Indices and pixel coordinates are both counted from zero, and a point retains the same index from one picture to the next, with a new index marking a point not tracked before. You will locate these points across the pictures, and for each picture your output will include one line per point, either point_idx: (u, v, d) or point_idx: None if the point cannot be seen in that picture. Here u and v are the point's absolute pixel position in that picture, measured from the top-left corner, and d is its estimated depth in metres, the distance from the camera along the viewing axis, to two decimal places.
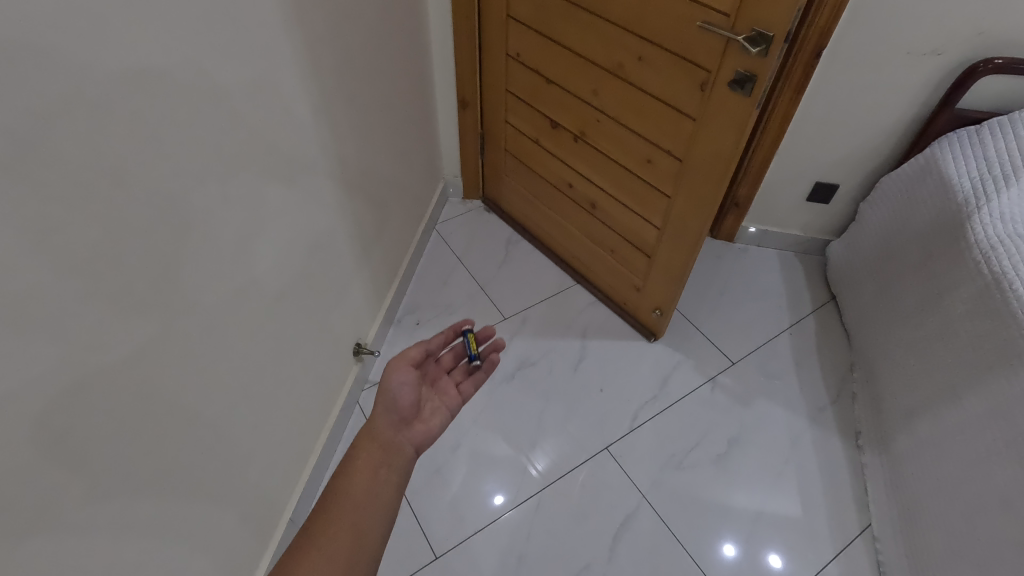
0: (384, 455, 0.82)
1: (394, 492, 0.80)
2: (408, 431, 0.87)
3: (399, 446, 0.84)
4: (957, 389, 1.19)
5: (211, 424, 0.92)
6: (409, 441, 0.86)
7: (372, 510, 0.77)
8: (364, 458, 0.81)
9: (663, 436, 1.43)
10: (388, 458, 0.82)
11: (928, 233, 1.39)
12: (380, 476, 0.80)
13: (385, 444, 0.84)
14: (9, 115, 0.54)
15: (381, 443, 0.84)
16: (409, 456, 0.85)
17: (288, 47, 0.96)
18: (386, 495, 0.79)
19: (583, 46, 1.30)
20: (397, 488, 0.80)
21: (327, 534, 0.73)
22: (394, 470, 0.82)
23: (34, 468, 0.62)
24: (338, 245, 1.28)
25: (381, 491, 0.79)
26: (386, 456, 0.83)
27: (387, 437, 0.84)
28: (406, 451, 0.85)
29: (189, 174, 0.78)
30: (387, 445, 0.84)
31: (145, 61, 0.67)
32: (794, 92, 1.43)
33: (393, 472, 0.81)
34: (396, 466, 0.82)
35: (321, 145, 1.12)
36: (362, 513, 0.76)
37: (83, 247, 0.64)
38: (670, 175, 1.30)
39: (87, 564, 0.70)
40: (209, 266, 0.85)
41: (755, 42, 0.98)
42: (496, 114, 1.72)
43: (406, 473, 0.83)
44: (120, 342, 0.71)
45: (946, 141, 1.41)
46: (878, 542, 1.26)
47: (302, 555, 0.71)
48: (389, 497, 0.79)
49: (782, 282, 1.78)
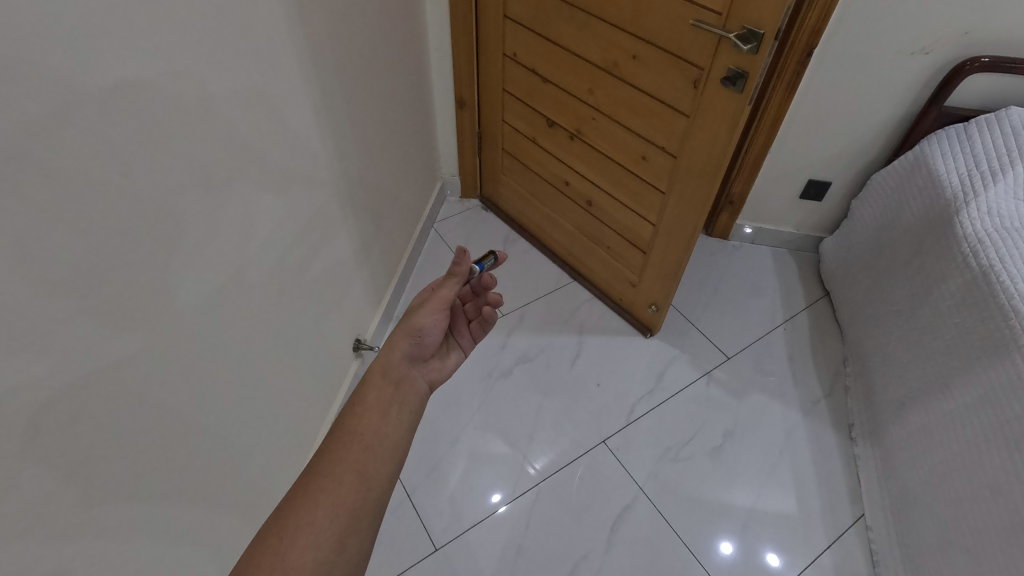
0: (395, 392, 0.83)
1: (402, 434, 0.80)
2: (421, 367, 0.90)
3: (413, 380, 0.87)
4: (947, 380, 1.21)
5: (212, 415, 0.93)
6: (421, 377, 0.89)
7: (381, 451, 0.76)
8: (374, 394, 0.82)
9: (660, 430, 1.45)
10: (402, 392, 0.84)
11: (918, 228, 1.42)
12: (389, 415, 0.80)
13: (399, 376, 0.85)
14: (20, 107, 0.55)
15: (395, 375, 0.85)
16: (420, 392, 0.87)
17: (287, 44, 0.98)
18: (395, 437, 0.79)
19: (579, 46, 1.32)
20: (405, 431, 0.80)
21: (335, 473, 0.72)
22: (403, 410, 0.82)
23: (41, 457, 0.63)
24: (338, 242, 1.29)
25: (389, 432, 0.79)
26: (396, 394, 0.83)
27: (402, 369, 0.86)
28: (417, 385, 0.87)
29: (190, 169, 0.79)
30: (400, 379, 0.85)
31: (146, 57, 0.69)
32: (785, 91, 1.46)
33: (402, 410, 0.82)
34: (407, 402, 0.83)
35: (321, 141, 1.15)
36: (371, 454, 0.76)
37: (89, 236, 0.65)
38: (665, 171, 1.32)
39: (94, 551, 0.71)
40: (209, 259, 0.86)
41: (746, 40, 1.00)
42: (494, 113, 1.74)
43: (413, 414, 0.83)
44: (124, 331, 0.72)
45: (935, 138, 1.44)
46: (871, 531, 1.28)
47: (310, 492, 0.70)
48: (398, 439, 0.79)
49: (776, 278, 1.80)
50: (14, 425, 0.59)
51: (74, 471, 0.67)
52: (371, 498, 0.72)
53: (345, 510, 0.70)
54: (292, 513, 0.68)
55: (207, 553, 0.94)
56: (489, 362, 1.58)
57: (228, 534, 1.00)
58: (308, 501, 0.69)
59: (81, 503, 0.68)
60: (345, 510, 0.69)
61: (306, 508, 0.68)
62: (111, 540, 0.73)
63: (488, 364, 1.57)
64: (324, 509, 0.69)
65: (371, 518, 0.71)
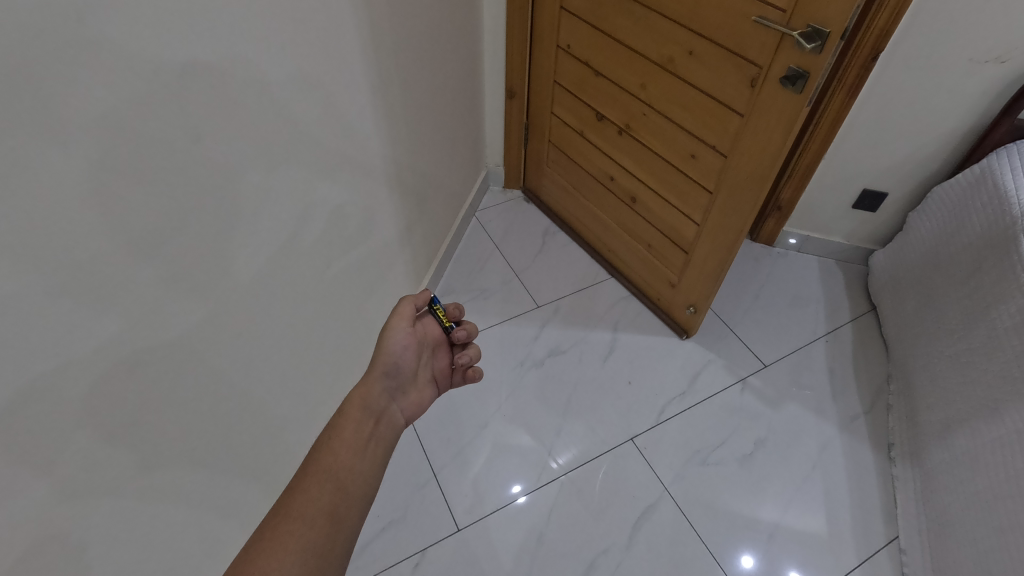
0: (374, 427, 0.83)
1: (376, 474, 0.78)
2: (399, 399, 0.90)
3: (390, 415, 0.86)
4: (1002, 404, 1.16)
5: (252, 383, 0.96)
6: (400, 410, 0.89)
7: (352, 492, 0.75)
8: (352, 429, 0.80)
9: (690, 433, 1.43)
10: (380, 429, 0.84)
11: (979, 244, 1.35)
12: (364, 451, 0.79)
13: (377, 410, 0.85)
14: (108, 68, 0.59)
15: (373, 409, 0.84)
16: (398, 426, 0.87)
17: (352, 26, 1.01)
18: (368, 475, 0.77)
19: (634, 40, 1.31)
20: (378, 468, 0.79)
21: (307, 516, 0.70)
22: (378, 446, 0.81)
23: (101, 406, 0.67)
24: (384, 224, 1.32)
25: (363, 470, 0.77)
26: (373, 429, 0.82)
27: (379, 404, 0.85)
28: (395, 419, 0.87)
29: (251, 139, 0.82)
30: (378, 414, 0.85)
31: (220, 29, 0.72)
32: (846, 95, 1.41)
33: (377, 446, 0.81)
34: (383, 437, 0.83)
35: (376, 120, 1.18)
36: (342, 494, 0.74)
37: (159, 191, 0.69)
38: (714, 170, 1.30)
39: (129, 503, 0.74)
40: (260, 231, 0.89)
41: (810, 38, 0.97)
42: (543, 103, 1.74)
43: (387, 451, 0.82)
44: (182, 291, 0.76)
45: (1004, 152, 1.37)
46: (905, 555, 1.23)
47: (278, 537, 0.67)
48: (371, 477, 0.77)
49: (821, 289, 1.75)
50: (78, 358, 0.63)
51: (127, 419, 0.71)
52: (341, 540, 0.70)
53: (312, 555, 0.67)
54: (260, 561, 0.65)
55: (237, 510, 0.99)
56: (521, 352, 1.58)
57: (258, 495, 1.04)
58: (273, 554, 0.66)
59: (131, 448, 0.73)
60: (312, 555, 0.67)
61: (269, 556, 0.66)
62: (149, 490, 0.77)
63: (520, 354, 1.58)
64: (293, 556, 0.66)
65: (340, 562, 0.69)
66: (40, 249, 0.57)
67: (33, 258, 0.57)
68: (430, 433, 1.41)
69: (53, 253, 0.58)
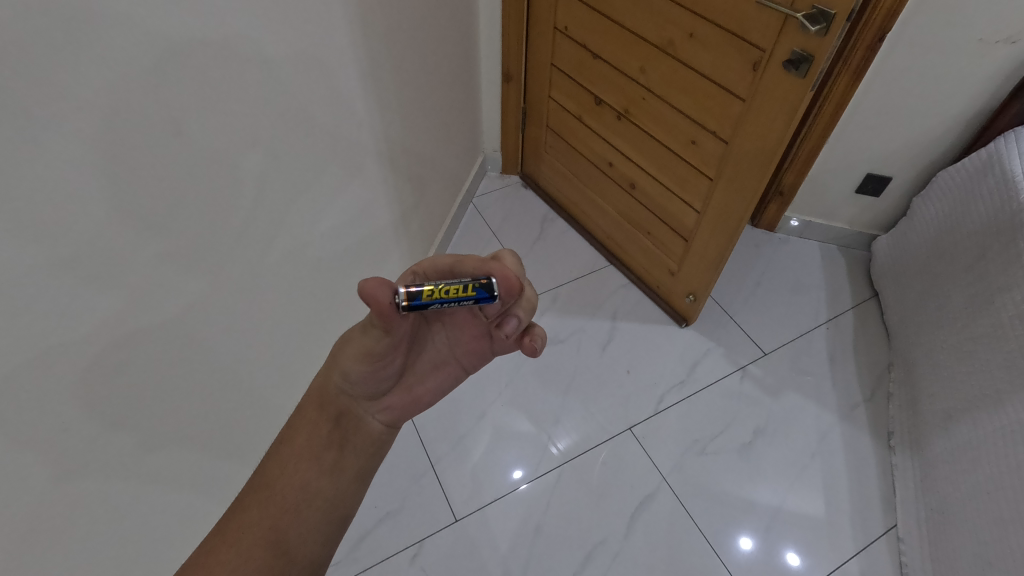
0: (334, 432, 0.74)
1: (337, 491, 0.72)
2: (376, 404, 0.76)
3: (360, 421, 0.75)
4: (1005, 395, 1.15)
5: (242, 378, 0.94)
6: (376, 416, 0.76)
7: (306, 516, 0.70)
8: (306, 436, 0.73)
9: (689, 422, 1.42)
10: (344, 431, 0.75)
11: (986, 231, 1.32)
12: (324, 463, 0.73)
13: (339, 412, 0.75)
14: (86, 61, 0.56)
15: (334, 410, 0.75)
16: (370, 434, 0.76)
17: (342, 13, 0.98)
18: (326, 493, 0.71)
19: (633, 22, 1.27)
20: (341, 484, 0.73)
21: (242, 546, 0.67)
22: (343, 457, 0.74)
23: (87, 411, 0.65)
24: (378, 213, 1.29)
25: (321, 486, 0.72)
26: (333, 435, 0.74)
27: (342, 406, 0.75)
28: (365, 425, 0.76)
29: (239, 134, 0.80)
30: (339, 417, 0.75)
31: (207, 19, 0.69)
32: (851, 78, 1.38)
33: (343, 457, 0.74)
34: (351, 444, 0.75)
35: (368, 107, 1.14)
36: (292, 518, 0.69)
37: (146, 190, 0.66)
38: (714, 156, 1.27)
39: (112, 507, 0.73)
40: (251, 224, 0.87)
41: (815, 20, 0.94)
42: (540, 87, 1.70)
43: (358, 461, 0.75)
44: (168, 290, 0.73)
45: (1013, 136, 1.33)
46: (903, 543, 1.24)
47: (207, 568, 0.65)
48: (330, 494, 0.72)
49: (822, 275, 1.73)
50: (68, 364, 0.62)
51: (118, 420, 0.70)
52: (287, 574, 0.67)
53: None
54: None
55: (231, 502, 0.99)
56: None
57: None
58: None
59: (116, 453, 0.71)
60: None
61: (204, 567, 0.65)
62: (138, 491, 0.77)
63: None
64: None
65: None
66: (21, 254, 0.55)
67: (11, 264, 0.54)
68: (428, 424, 1.41)
69: (34, 257, 0.56)
